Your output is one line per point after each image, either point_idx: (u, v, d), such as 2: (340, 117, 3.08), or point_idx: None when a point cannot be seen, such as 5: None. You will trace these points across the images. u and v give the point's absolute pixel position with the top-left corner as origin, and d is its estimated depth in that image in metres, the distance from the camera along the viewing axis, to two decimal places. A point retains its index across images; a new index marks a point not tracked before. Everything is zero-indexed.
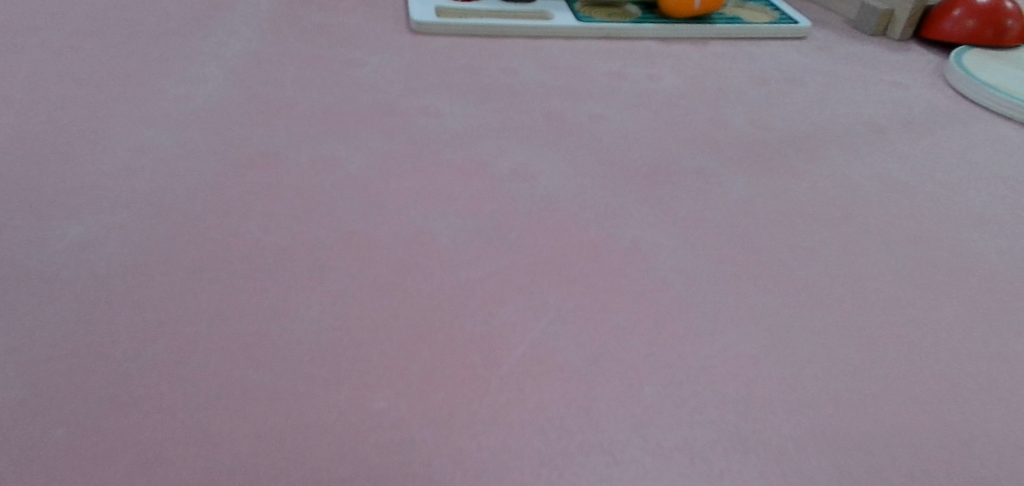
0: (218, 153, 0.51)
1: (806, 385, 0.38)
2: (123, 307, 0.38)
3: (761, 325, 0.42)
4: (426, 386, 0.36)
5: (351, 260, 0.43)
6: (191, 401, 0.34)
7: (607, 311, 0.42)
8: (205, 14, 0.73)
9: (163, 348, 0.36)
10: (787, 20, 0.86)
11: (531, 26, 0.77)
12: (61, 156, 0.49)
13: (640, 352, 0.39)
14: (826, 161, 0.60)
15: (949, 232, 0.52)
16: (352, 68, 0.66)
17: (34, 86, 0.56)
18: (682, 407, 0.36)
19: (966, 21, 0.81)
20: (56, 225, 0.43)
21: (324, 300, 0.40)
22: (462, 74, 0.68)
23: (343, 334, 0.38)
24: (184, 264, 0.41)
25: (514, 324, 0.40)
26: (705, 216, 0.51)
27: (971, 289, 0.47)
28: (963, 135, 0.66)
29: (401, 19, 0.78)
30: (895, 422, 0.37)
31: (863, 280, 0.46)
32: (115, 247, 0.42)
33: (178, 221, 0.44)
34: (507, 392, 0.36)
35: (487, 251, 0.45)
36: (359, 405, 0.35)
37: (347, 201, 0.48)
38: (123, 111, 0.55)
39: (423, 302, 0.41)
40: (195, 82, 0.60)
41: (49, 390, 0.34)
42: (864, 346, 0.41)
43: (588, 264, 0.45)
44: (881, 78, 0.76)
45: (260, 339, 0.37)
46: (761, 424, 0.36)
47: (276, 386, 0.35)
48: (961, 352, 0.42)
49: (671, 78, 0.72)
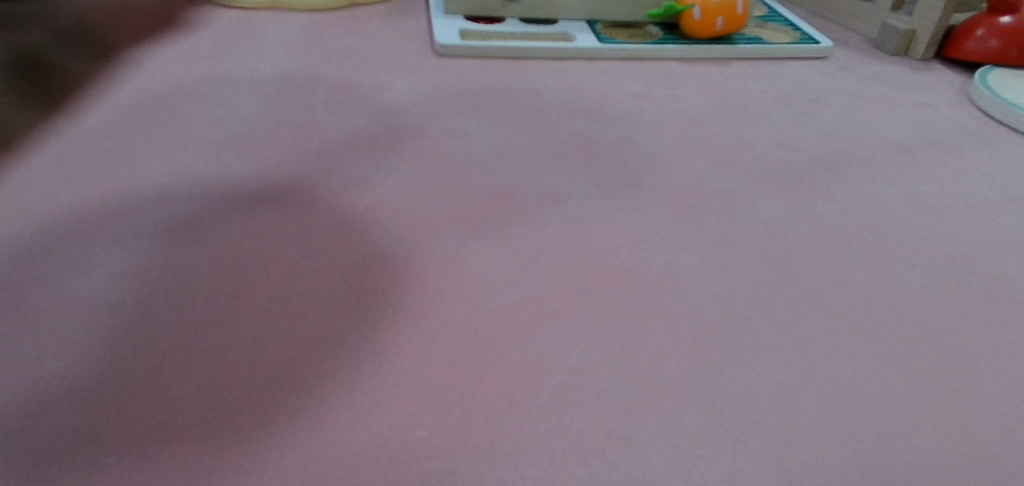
0: (253, 178, 0.52)
1: (847, 414, 0.38)
2: (167, 334, 0.39)
3: (798, 351, 0.42)
4: (467, 414, 0.36)
5: (388, 286, 0.43)
6: (237, 428, 0.34)
7: (643, 337, 0.42)
8: (235, 39, 0.74)
9: (207, 374, 0.37)
10: (809, 40, 0.86)
11: (555, 48, 0.77)
12: (102, 182, 0.50)
13: (678, 380, 0.39)
14: (855, 183, 0.60)
15: (982, 256, 0.52)
16: (380, 92, 0.67)
17: (74, 113, 0.58)
18: (723, 436, 0.36)
19: (990, 40, 0.81)
20: (100, 252, 0.44)
21: (363, 326, 0.40)
22: (488, 96, 0.68)
23: (383, 361, 0.38)
24: (225, 290, 0.42)
25: (551, 350, 0.40)
26: (736, 239, 0.51)
27: (1009, 314, 0.46)
28: (992, 156, 0.66)
29: (427, 41, 0.79)
30: (940, 453, 0.36)
31: (898, 305, 0.46)
32: (156, 273, 0.43)
33: (217, 246, 0.45)
34: (547, 420, 0.36)
35: (521, 276, 0.45)
36: (401, 433, 0.35)
37: (381, 226, 0.49)
38: (160, 137, 0.56)
39: (460, 328, 0.41)
40: (229, 107, 0.61)
41: (98, 418, 0.34)
42: (903, 374, 0.41)
43: (622, 288, 0.45)
44: (906, 98, 0.76)
45: (302, 366, 0.38)
46: (804, 455, 0.36)
47: (318, 413, 0.35)
48: (1001, 379, 0.41)
49: (694, 99, 0.72)
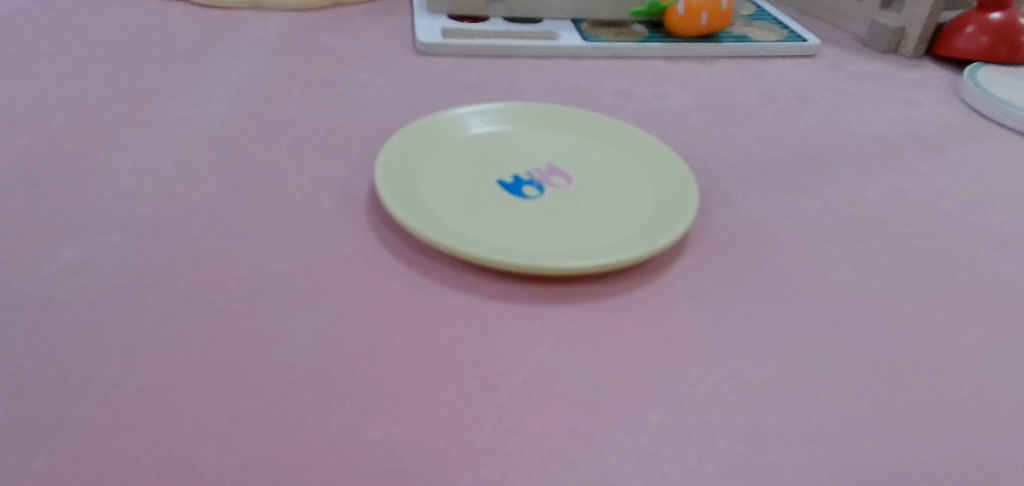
0: (220, 175, 0.51)
1: (820, 413, 0.37)
2: (113, 331, 0.37)
3: (774, 349, 0.40)
4: (421, 413, 0.34)
5: (349, 283, 0.42)
6: (177, 429, 0.33)
7: (612, 334, 0.40)
8: (212, 36, 0.73)
9: (152, 373, 0.35)
10: (797, 37, 0.85)
11: (537, 46, 0.76)
12: (62, 178, 0.49)
13: (646, 378, 0.37)
14: (839, 179, 0.58)
15: (967, 252, 0.51)
16: (356, 90, 0.66)
17: (39, 108, 0.56)
18: (689, 436, 0.35)
19: (980, 37, 0.80)
20: (52, 248, 0.42)
21: (320, 324, 0.39)
22: (466, 95, 0.67)
23: (337, 360, 0.37)
24: (179, 287, 0.40)
25: (514, 348, 0.39)
26: (713, 235, 0.50)
27: (993, 312, 0.45)
28: (980, 152, 0.64)
29: (408, 40, 0.78)
30: (914, 454, 0.35)
31: (879, 303, 0.45)
32: (109, 269, 0.41)
33: (174, 242, 0.44)
34: (505, 419, 0.35)
35: (488, 272, 0.44)
36: (350, 434, 0.33)
37: (347, 223, 0.47)
38: (126, 133, 0.55)
39: (422, 326, 0.39)
40: (200, 104, 0.60)
41: (33, 418, 0.33)
42: (880, 372, 0.40)
43: (594, 284, 0.44)
44: (894, 95, 0.75)
45: (253, 364, 0.36)
46: (774, 456, 0.34)
47: (265, 413, 0.34)
48: (983, 378, 0.40)
49: (678, 96, 0.71)
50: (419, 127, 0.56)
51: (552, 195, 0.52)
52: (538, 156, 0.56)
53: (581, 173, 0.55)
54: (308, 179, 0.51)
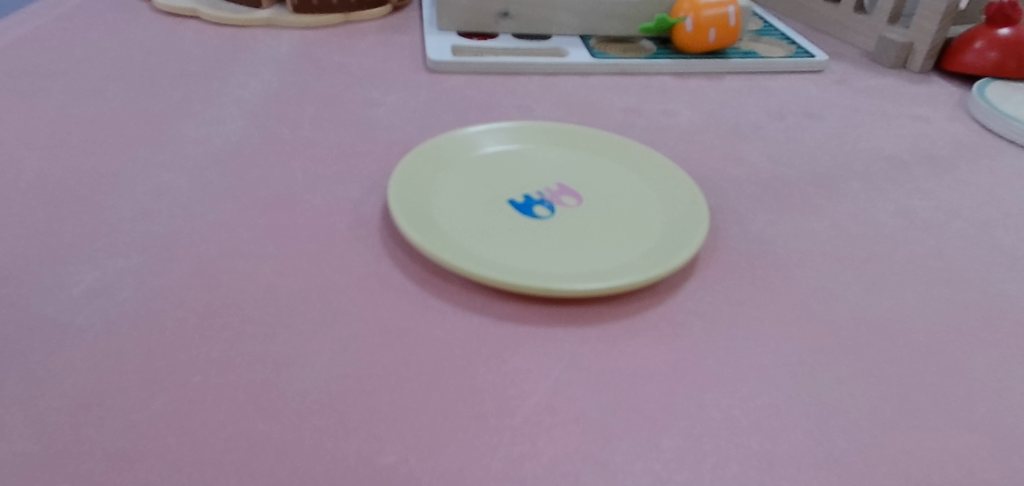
0: (235, 195, 0.52)
1: (832, 437, 0.37)
2: (134, 355, 0.38)
3: (785, 373, 0.40)
4: (435, 439, 0.35)
5: (363, 305, 0.43)
6: (197, 455, 0.33)
7: (624, 357, 0.40)
8: (226, 56, 0.74)
9: (172, 398, 0.36)
10: (804, 53, 0.85)
11: (546, 63, 0.77)
12: (82, 201, 0.49)
13: (658, 402, 0.38)
14: (849, 197, 0.59)
15: (977, 272, 0.51)
16: (368, 109, 0.66)
17: (59, 131, 0.57)
18: (701, 461, 0.35)
19: (989, 53, 0.80)
20: (72, 271, 0.43)
21: (336, 347, 0.39)
22: (476, 113, 0.68)
23: (352, 384, 0.37)
24: (196, 310, 0.41)
25: (527, 371, 0.39)
26: (723, 255, 0.50)
27: (1005, 334, 0.45)
28: (989, 170, 0.64)
29: (419, 57, 0.79)
30: (927, 479, 0.35)
31: (891, 325, 0.45)
32: (128, 292, 0.42)
33: (192, 265, 0.44)
34: (519, 444, 0.35)
35: (501, 294, 0.44)
36: (366, 458, 0.34)
37: (360, 245, 0.48)
38: (142, 154, 0.56)
39: (436, 349, 0.40)
40: (215, 125, 0.61)
41: (56, 443, 0.33)
42: (891, 395, 0.40)
43: (606, 306, 0.44)
44: (903, 111, 0.75)
45: (270, 389, 0.37)
46: (785, 481, 0.34)
47: (282, 439, 0.34)
48: (995, 402, 0.40)
49: (687, 113, 0.71)
50: (431, 147, 0.57)
51: (562, 215, 0.52)
52: (548, 177, 0.57)
53: (591, 193, 0.55)
54: (322, 200, 0.52)
